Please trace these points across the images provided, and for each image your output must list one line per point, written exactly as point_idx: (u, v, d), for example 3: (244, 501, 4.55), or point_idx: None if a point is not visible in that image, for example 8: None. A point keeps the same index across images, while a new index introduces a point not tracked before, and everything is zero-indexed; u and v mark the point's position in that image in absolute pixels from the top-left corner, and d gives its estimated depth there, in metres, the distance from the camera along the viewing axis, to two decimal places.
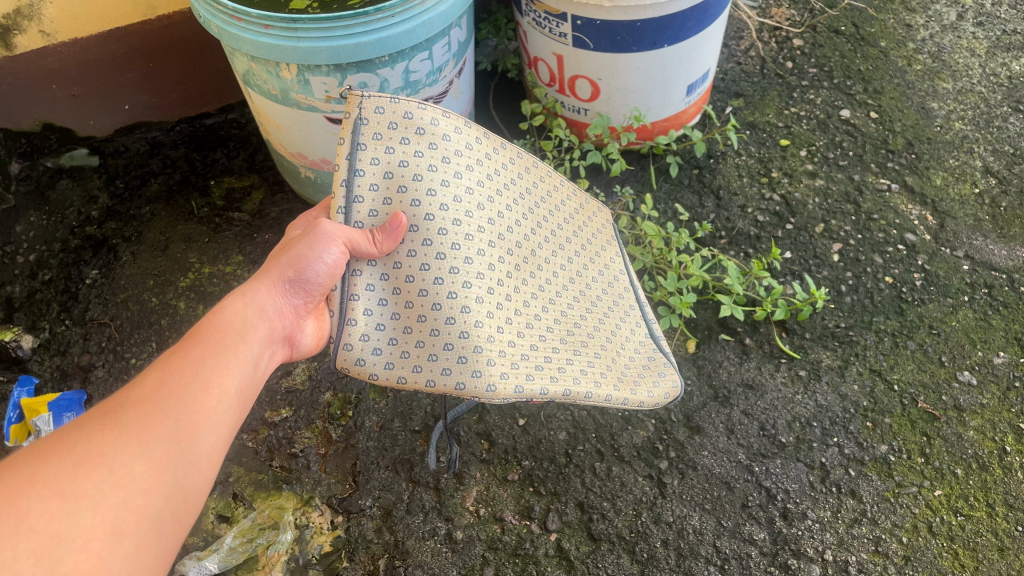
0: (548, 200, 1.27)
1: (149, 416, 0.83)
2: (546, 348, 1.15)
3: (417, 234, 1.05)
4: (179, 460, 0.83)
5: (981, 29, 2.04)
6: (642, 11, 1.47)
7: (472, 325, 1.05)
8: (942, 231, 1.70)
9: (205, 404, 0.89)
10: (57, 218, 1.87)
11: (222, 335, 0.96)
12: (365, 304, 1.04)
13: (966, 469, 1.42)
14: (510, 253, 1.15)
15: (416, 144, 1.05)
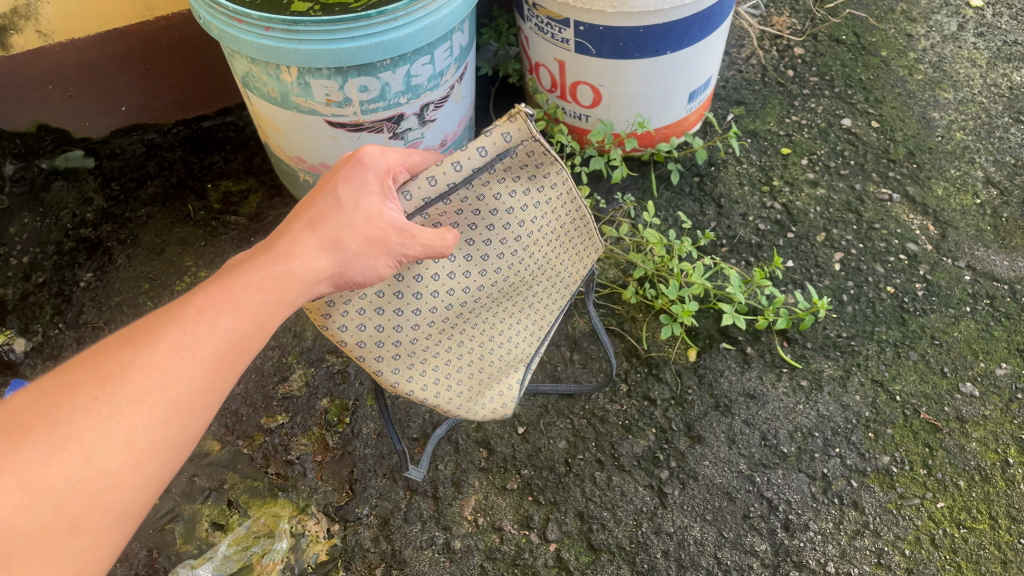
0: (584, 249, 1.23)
1: (153, 391, 0.73)
2: (478, 373, 1.19)
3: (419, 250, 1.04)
4: (178, 413, 0.75)
5: (982, 39, 2.04)
6: (645, 18, 1.46)
7: (408, 337, 1.09)
8: (943, 241, 1.69)
9: (218, 377, 0.78)
10: (51, 220, 1.85)
11: (268, 282, 0.84)
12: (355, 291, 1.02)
13: (969, 481, 1.41)
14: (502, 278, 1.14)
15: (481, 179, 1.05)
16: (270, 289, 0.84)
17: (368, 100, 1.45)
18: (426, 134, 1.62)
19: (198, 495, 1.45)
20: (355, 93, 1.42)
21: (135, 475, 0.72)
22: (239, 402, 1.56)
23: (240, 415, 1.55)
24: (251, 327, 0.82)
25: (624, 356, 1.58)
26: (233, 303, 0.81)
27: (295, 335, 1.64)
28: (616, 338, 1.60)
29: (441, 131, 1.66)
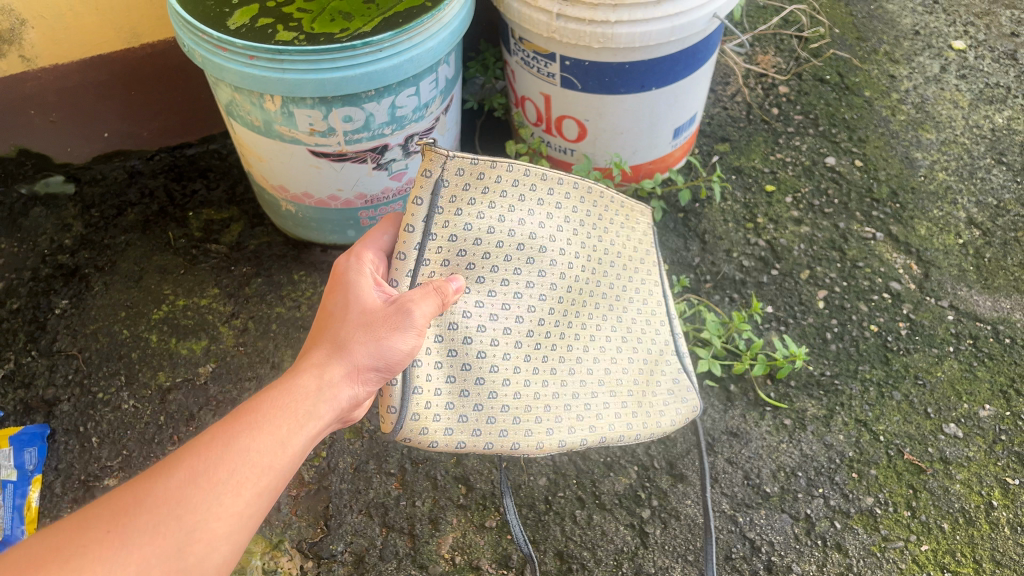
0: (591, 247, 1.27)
1: (158, 518, 0.78)
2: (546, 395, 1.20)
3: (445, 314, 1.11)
4: (186, 527, 0.79)
5: (964, 81, 2.06)
6: (630, 53, 1.47)
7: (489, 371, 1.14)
8: (926, 281, 1.69)
9: (242, 501, 0.83)
10: (28, 245, 1.83)
11: (260, 416, 0.88)
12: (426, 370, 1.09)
13: (953, 524, 1.39)
14: (552, 289, 1.21)
15: (480, 203, 1.09)
16: (270, 417, 0.88)
17: (352, 130, 1.44)
18: (410, 166, 1.61)
19: None
20: (340, 123, 1.42)
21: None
22: None
23: None
24: (262, 452, 0.86)
25: None
26: (228, 436, 0.85)
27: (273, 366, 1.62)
28: None
29: None
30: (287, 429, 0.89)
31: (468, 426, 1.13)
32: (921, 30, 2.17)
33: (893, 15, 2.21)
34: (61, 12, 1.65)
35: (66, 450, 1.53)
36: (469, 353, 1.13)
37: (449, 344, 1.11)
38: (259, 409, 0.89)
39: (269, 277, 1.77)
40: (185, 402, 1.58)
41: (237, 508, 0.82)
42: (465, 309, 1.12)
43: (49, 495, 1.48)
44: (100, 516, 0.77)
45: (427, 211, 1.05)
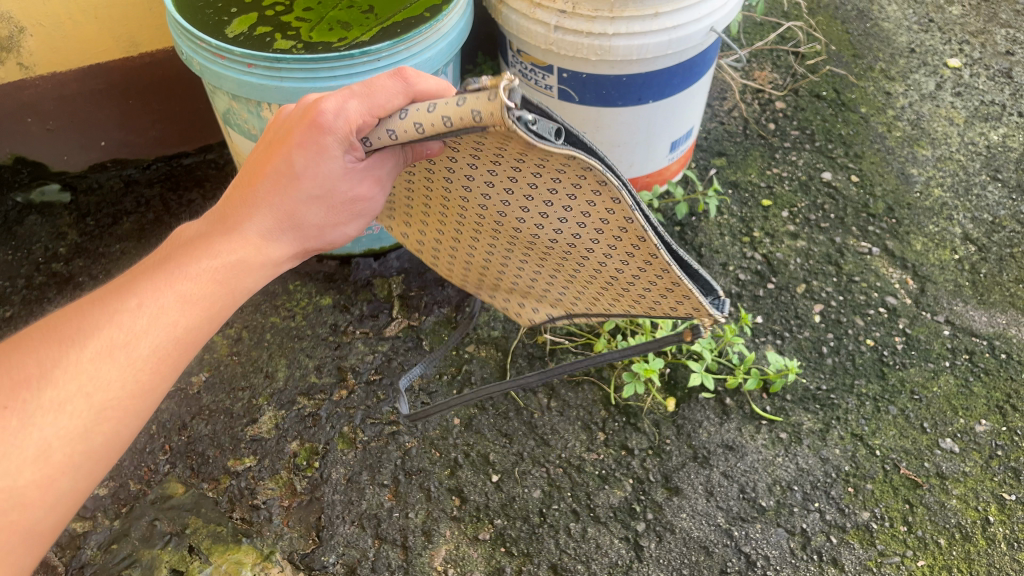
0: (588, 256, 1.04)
1: (70, 393, 0.81)
2: None
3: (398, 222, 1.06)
4: (95, 399, 0.83)
5: (959, 99, 2.07)
6: (628, 66, 1.47)
7: None
8: (922, 296, 1.69)
9: (156, 378, 0.88)
10: (22, 253, 1.82)
11: (190, 288, 0.91)
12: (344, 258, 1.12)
13: (949, 539, 1.38)
14: (495, 217, 1.08)
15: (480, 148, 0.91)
16: (198, 289, 0.91)
17: None
18: None
19: (157, 541, 1.37)
20: None
21: (65, 474, 0.81)
22: (206, 443, 1.52)
23: (206, 457, 1.50)
24: (185, 332, 0.90)
25: (602, 405, 1.55)
26: (151, 311, 0.88)
27: (266, 376, 1.61)
28: (593, 385, 1.58)
29: None
30: (214, 305, 0.92)
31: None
32: (917, 48, 2.18)
33: (889, 33, 2.22)
34: (60, 20, 1.65)
35: None
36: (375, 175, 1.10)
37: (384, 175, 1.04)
38: (195, 292, 0.91)
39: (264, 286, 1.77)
40: (177, 411, 1.56)
41: (149, 389, 0.88)
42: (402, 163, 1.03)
43: None
44: (13, 382, 0.80)
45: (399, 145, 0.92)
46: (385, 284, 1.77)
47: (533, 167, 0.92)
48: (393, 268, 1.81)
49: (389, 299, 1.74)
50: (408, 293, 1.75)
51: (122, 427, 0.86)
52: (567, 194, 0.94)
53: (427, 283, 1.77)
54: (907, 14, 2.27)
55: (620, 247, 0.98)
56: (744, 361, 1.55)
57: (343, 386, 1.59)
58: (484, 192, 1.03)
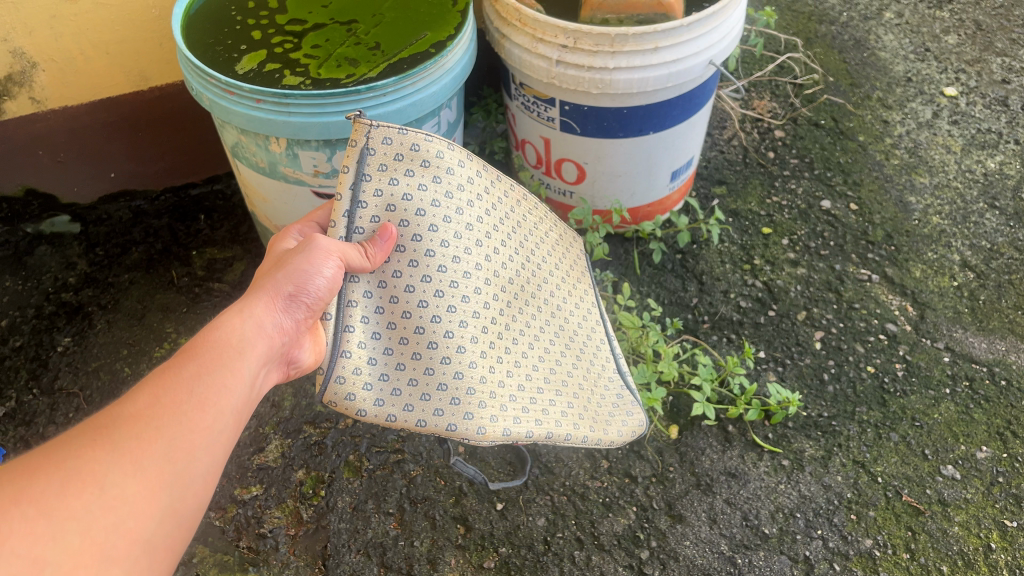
0: (535, 232, 1.32)
1: (128, 447, 0.79)
2: (534, 389, 1.23)
3: (417, 268, 1.08)
4: (153, 447, 0.80)
5: (956, 127, 2.10)
6: (628, 99, 1.50)
7: (466, 366, 1.12)
8: (922, 322, 1.71)
9: (205, 422, 0.85)
10: (32, 283, 1.85)
11: (204, 348, 0.91)
12: (359, 338, 1.06)
13: (952, 566, 1.39)
14: (503, 281, 1.21)
15: (420, 176, 1.07)
16: (212, 347, 0.91)
17: None
18: None
19: None
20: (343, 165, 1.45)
21: (146, 522, 0.78)
22: None
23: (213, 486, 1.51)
24: (218, 378, 0.89)
25: None
26: (175, 370, 0.87)
27: (273, 404, 1.63)
28: None
29: None
30: (231, 358, 0.92)
31: (401, 401, 1.09)
32: (913, 77, 2.22)
33: (886, 62, 2.26)
34: (72, 55, 1.68)
35: None
36: (422, 317, 1.09)
37: (388, 293, 1.08)
38: (198, 352, 0.90)
39: None
40: None
41: (205, 428, 0.85)
42: (429, 249, 1.09)
43: None
44: (73, 446, 0.77)
45: (355, 178, 1.02)
46: None
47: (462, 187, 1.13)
48: None
49: None
50: None
51: (188, 470, 0.83)
52: (489, 201, 1.19)
53: None
54: (903, 44, 2.31)
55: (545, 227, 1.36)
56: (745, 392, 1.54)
57: (348, 415, 1.61)
58: (474, 256, 1.14)
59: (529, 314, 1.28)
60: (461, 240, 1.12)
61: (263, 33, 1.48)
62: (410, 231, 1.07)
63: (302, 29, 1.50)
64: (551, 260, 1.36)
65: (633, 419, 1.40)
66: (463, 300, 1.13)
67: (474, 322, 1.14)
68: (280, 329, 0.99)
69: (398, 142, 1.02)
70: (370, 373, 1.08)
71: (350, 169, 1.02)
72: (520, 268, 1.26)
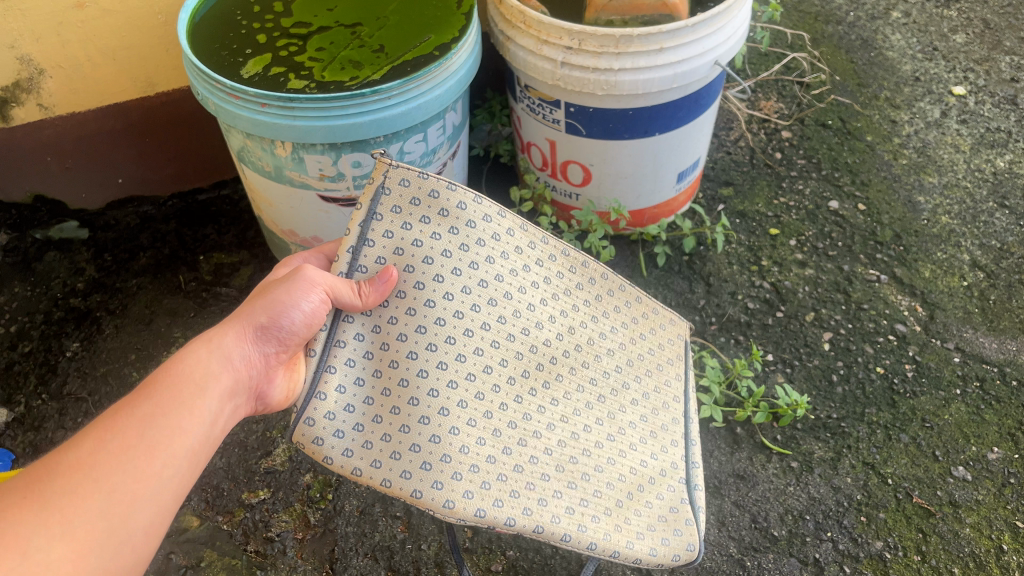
0: (591, 309, 1.26)
1: (63, 508, 0.80)
2: (535, 474, 1.11)
3: (413, 318, 1.06)
4: (89, 503, 0.82)
5: (965, 126, 2.09)
6: (634, 100, 1.50)
7: (446, 430, 1.05)
8: (932, 323, 1.70)
9: (151, 472, 0.87)
10: (41, 289, 1.85)
11: (154, 393, 0.92)
12: (340, 380, 1.03)
13: (963, 568, 1.38)
14: (518, 351, 1.15)
15: (435, 225, 1.07)
16: (164, 390, 0.92)
17: (361, 175, 1.47)
18: None
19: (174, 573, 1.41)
20: (349, 168, 1.45)
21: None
22: (220, 476, 1.53)
23: (221, 489, 1.51)
24: (167, 424, 0.90)
25: None
26: (122, 419, 0.88)
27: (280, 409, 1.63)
28: None
29: None
30: (186, 397, 0.93)
31: (371, 455, 1.02)
32: (921, 76, 2.21)
33: (893, 62, 2.24)
34: (80, 62, 1.69)
35: None
36: (409, 369, 1.05)
37: (381, 338, 1.05)
38: (154, 393, 0.92)
39: None
40: None
41: (151, 476, 0.87)
42: (429, 299, 1.07)
43: None
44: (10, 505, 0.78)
45: (366, 216, 1.04)
46: None
47: (483, 242, 1.11)
48: None
49: None
50: None
51: (128, 523, 0.84)
52: (523, 265, 1.17)
53: None
54: (911, 43, 2.29)
55: (598, 305, 1.28)
56: (753, 394, 1.53)
57: None
58: (483, 317, 1.11)
59: (551, 388, 1.18)
60: (470, 295, 1.10)
61: (268, 37, 1.49)
62: (412, 278, 1.06)
63: (306, 32, 1.51)
64: (609, 335, 1.28)
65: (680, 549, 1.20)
66: (459, 357, 1.08)
67: (468, 386, 1.09)
68: (250, 361, 1.01)
69: (414, 186, 1.04)
70: (344, 421, 1.02)
71: (364, 206, 1.04)
72: (552, 337, 1.20)
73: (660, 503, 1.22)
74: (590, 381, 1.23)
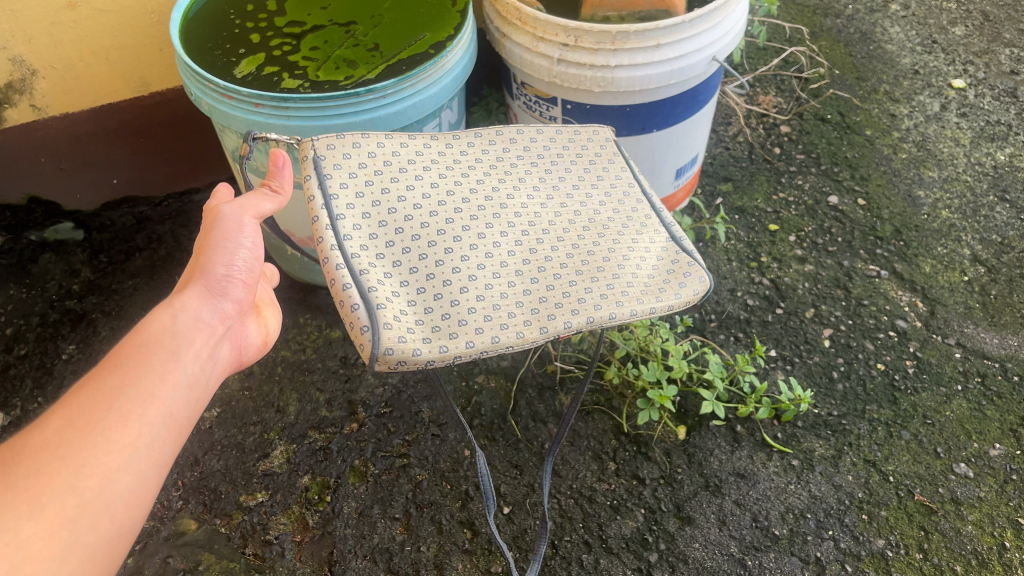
0: (528, 156, 1.25)
1: (29, 485, 0.76)
2: (535, 279, 1.10)
3: (397, 213, 1.11)
4: (59, 479, 0.78)
5: (965, 119, 2.07)
6: (631, 97, 1.49)
7: (480, 284, 1.07)
8: (932, 318, 1.69)
9: (127, 439, 0.83)
10: (36, 291, 1.84)
11: (117, 361, 0.89)
12: (378, 273, 1.04)
13: (966, 566, 1.37)
14: (501, 214, 1.16)
15: (375, 164, 1.14)
16: (129, 358, 0.90)
17: None
18: None
19: None
20: None
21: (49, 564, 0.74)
22: (218, 479, 1.52)
23: (219, 492, 1.50)
24: (137, 389, 0.87)
25: (613, 434, 1.55)
26: (86, 391, 0.85)
27: (277, 410, 1.62)
28: (603, 414, 1.58)
29: None
30: (155, 360, 0.91)
31: (428, 337, 1.01)
32: (921, 70, 2.19)
33: (892, 55, 2.23)
34: (73, 62, 1.68)
35: None
36: (423, 256, 1.08)
37: (388, 257, 1.07)
38: (121, 362, 0.89)
39: None
40: (189, 446, 1.57)
41: (125, 443, 0.83)
42: (413, 202, 1.12)
43: None
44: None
45: (319, 182, 1.10)
46: None
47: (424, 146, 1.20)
48: None
49: None
50: None
51: (104, 493, 0.80)
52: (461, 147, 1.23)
53: None
54: (910, 36, 2.28)
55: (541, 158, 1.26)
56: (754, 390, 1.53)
57: (353, 419, 1.60)
58: (457, 208, 1.14)
59: (568, 245, 1.15)
60: (437, 189, 1.15)
61: (261, 36, 1.47)
62: (386, 199, 1.12)
63: (300, 31, 1.49)
64: (568, 188, 1.23)
65: (691, 279, 1.14)
66: (458, 242, 1.10)
67: (471, 244, 1.11)
68: (218, 317, 1.02)
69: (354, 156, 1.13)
70: (403, 312, 1.02)
71: (312, 176, 1.11)
72: (513, 190, 1.20)
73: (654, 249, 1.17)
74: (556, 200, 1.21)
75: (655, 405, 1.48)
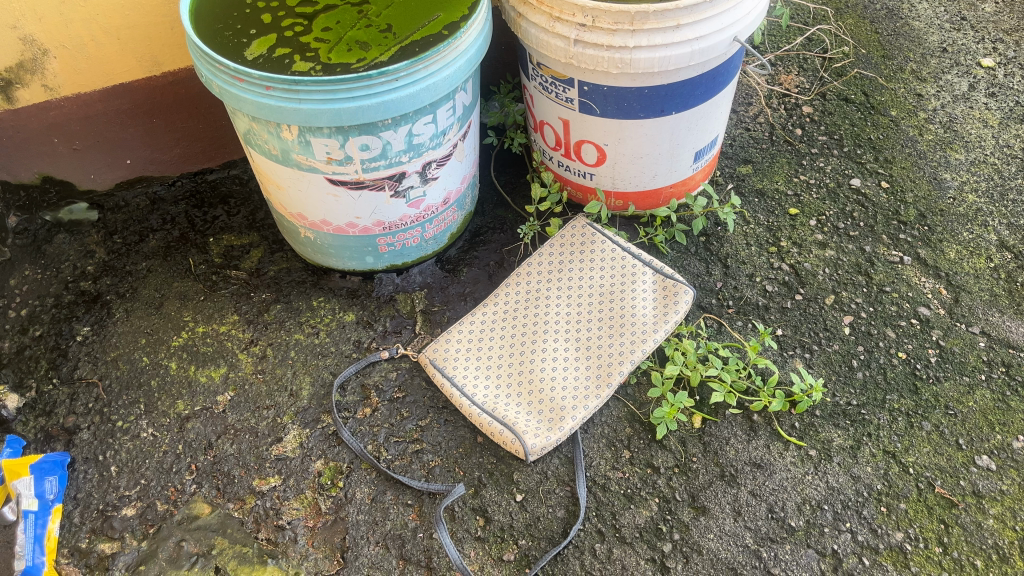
0: (538, 258, 1.71)
1: None
2: (588, 364, 1.55)
3: (504, 395, 1.53)
4: None
5: (994, 100, 2.01)
6: (650, 78, 1.45)
7: (553, 394, 1.52)
8: (957, 306, 1.65)
9: None
10: (51, 271, 1.84)
11: None
12: (506, 414, 1.50)
13: (986, 560, 1.34)
14: (546, 334, 1.60)
15: (459, 341, 1.61)
16: None
17: (370, 158, 1.43)
18: (428, 193, 1.60)
19: (185, 561, 1.40)
20: (357, 152, 1.41)
21: None
22: (232, 463, 1.52)
23: (231, 477, 1.50)
24: None
25: (627, 422, 1.54)
26: None
27: (291, 394, 1.61)
28: (618, 402, 1.57)
29: (444, 188, 1.64)
30: None
31: (540, 430, 1.47)
32: (949, 47, 2.13)
33: (920, 32, 2.17)
34: (83, 41, 1.66)
35: (86, 479, 1.51)
36: (513, 381, 1.55)
37: (491, 381, 1.56)
38: None
39: (289, 303, 1.76)
40: (203, 430, 1.57)
41: None
42: (496, 355, 1.59)
43: (68, 525, 1.46)
44: None
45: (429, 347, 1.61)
46: (407, 298, 1.77)
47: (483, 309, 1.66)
48: (416, 283, 1.80)
49: (412, 314, 1.75)
50: (431, 308, 1.76)
51: None
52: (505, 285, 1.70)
53: (450, 297, 1.78)
54: (938, 12, 2.22)
55: (550, 247, 1.72)
56: (768, 382, 1.50)
57: (366, 404, 1.59)
58: (514, 336, 1.61)
59: (584, 323, 1.61)
60: (506, 345, 1.60)
61: (273, 16, 1.44)
62: (480, 367, 1.57)
63: (313, 11, 1.46)
64: (570, 266, 1.69)
65: (679, 295, 1.59)
66: (530, 364, 1.57)
67: (536, 367, 1.56)
68: None
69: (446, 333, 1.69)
70: (527, 426, 1.48)
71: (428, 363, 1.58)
72: (536, 301, 1.66)
73: (646, 290, 1.62)
74: (573, 281, 1.67)
75: (669, 417, 1.46)
